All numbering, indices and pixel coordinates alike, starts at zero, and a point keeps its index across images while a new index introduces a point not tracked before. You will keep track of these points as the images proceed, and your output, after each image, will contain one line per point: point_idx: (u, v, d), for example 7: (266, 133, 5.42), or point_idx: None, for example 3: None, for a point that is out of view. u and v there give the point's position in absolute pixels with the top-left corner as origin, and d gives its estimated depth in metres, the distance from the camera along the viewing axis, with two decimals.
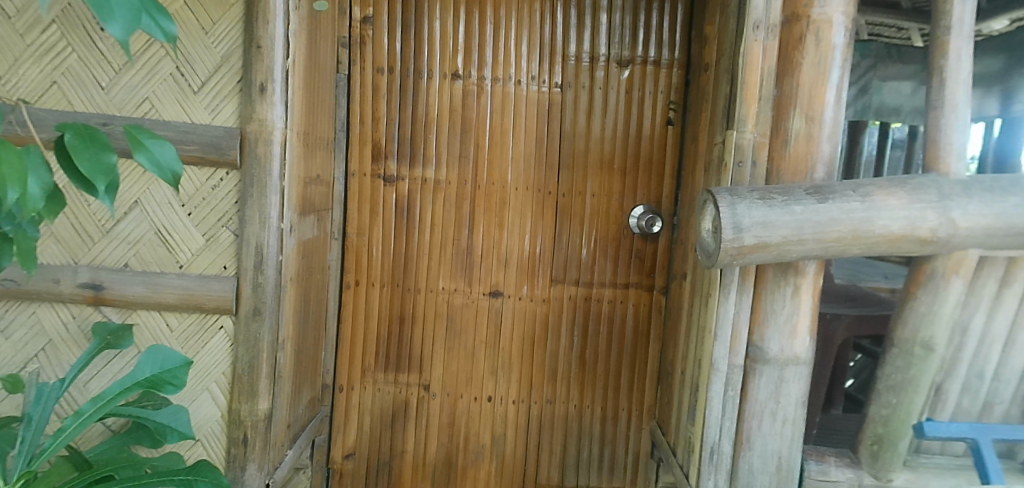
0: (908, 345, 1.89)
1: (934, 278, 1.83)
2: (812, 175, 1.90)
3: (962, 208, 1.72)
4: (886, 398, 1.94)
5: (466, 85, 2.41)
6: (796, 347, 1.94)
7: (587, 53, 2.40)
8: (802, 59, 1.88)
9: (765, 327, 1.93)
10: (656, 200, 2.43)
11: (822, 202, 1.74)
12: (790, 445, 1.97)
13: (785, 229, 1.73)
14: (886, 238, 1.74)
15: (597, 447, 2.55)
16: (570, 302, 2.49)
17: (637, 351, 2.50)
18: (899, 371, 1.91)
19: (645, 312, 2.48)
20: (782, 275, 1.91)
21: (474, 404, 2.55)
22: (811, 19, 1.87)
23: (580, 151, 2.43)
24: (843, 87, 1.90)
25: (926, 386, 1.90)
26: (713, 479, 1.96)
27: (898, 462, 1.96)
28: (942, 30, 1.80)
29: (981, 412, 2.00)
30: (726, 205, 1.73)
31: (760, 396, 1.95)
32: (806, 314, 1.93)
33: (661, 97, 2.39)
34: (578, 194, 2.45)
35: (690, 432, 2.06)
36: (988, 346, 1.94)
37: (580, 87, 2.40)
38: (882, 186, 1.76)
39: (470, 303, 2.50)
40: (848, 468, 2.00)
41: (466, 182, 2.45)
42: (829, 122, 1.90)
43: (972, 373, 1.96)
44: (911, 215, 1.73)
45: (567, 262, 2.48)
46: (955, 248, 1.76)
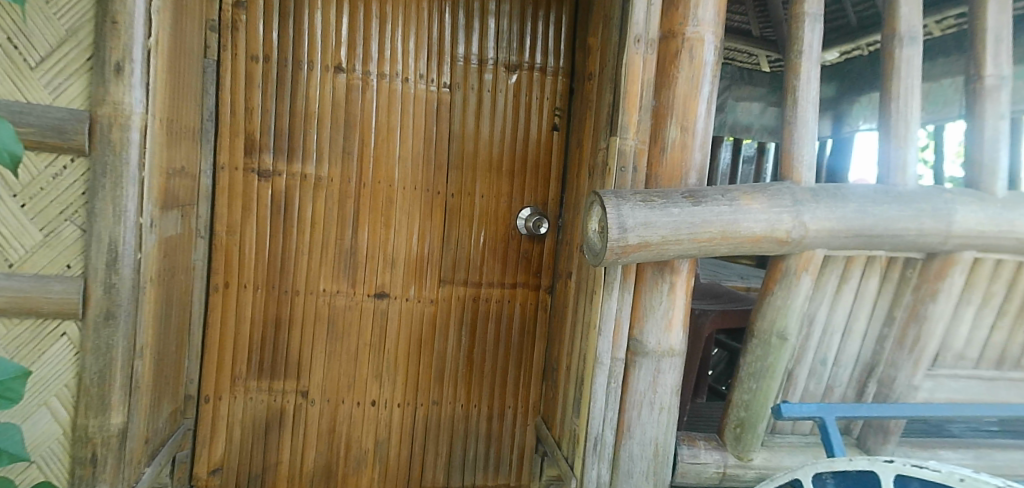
0: (766, 335, 2.12)
1: (787, 275, 2.07)
2: (686, 181, 2.07)
3: (810, 213, 1.97)
4: (747, 384, 2.15)
5: (350, 79, 2.30)
6: (672, 339, 2.10)
7: (476, 56, 2.39)
8: (678, 74, 2.04)
9: (643, 322, 2.08)
10: (542, 203, 2.49)
11: (696, 205, 1.90)
12: (666, 432, 2.11)
13: (664, 230, 1.86)
14: (749, 238, 1.95)
15: (482, 446, 2.55)
16: (458, 302, 2.47)
17: (523, 349, 2.53)
18: (759, 359, 2.13)
19: (531, 311, 2.52)
20: (660, 273, 2.07)
21: (357, 409, 2.44)
22: (685, 37, 2.03)
23: (469, 152, 2.42)
24: (712, 101, 2.09)
25: (780, 372, 2.14)
26: (597, 469, 2.05)
27: (757, 442, 2.18)
28: (794, 55, 2.05)
29: (823, 393, 2.30)
30: (612, 207, 1.83)
31: (640, 387, 2.09)
32: (680, 309, 2.10)
33: (547, 104, 2.46)
34: (467, 195, 2.43)
35: (575, 424, 2.14)
36: (829, 335, 2.23)
37: (469, 88, 2.39)
38: (747, 192, 1.96)
39: (353, 305, 2.39)
40: (714, 450, 2.20)
41: (350, 179, 2.33)
42: (700, 133, 2.08)
43: (816, 359, 2.25)
44: (771, 218, 1.94)
45: (455, 262, 2.46)
46: (804, 248, 2.00)
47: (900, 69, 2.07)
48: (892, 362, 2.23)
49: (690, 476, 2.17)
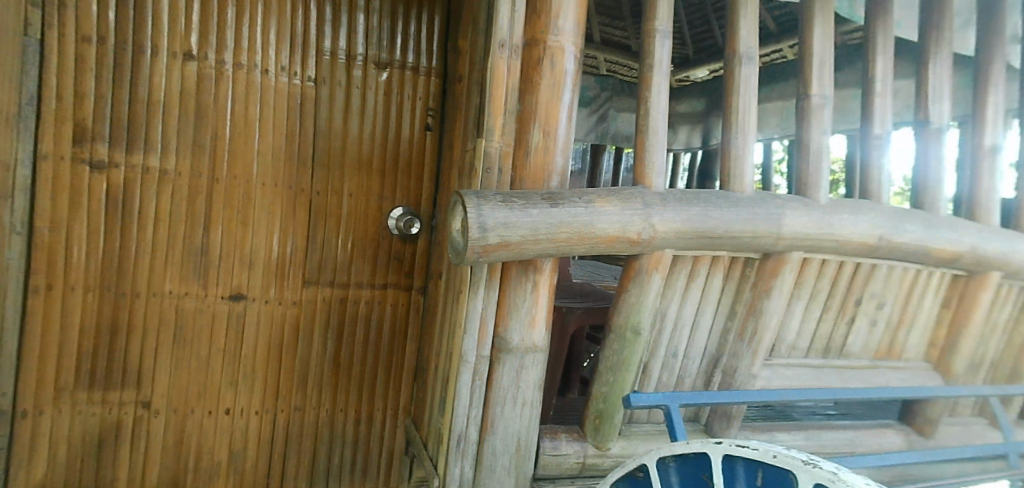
0: (621, 330, 2.25)
1: (640, 273, 2.21)
2: (548, 184, 2.15)
3: (659, 215, 2.11)
4: (606, 377, 2.27)
5: (202, 67, 2.15)
6: (535, 336, 2.17)
7: (344, 51, 2.34)
8: (541, 80, 2.12)
9: (508, 320, 2.14)
10: (415, 203, 2.46)
11: (554, 206, 1.98)
12: (528, 426, 2.17)
13: (524, 230, 1.92)
14: (604, 239, 2.06)
15: (349, 451, 2.47)
16: (324, 304, 2.38)
17: (394, 351, 2.49)
18: (615, 353, 2.26)
19: (403, 312, 2.49)
20: (524, 273, 2.14)
21: (208, 419, 2.28)
22: (547, 45, 2.11)
23: (336, 150, 2.34)
24: (574, 108, 2.18)
25: (635, 364, 2.28)
26: (460, 466, 2.09)
27: (614, 432, 2.29)
28: (648, 67, 2.18)
29: (676, 383, 2.47)
30: (473, 207, 1.85)
31: (504, 382, 2.14)
32: (543, 307, 2.18)
33: (420, 104, 2.45)
34: (334, 193, 2.36)
35: (440, 423, 2.15)
36: (680, 330, 2.40)
37: (336, 84, 2.33)
38: (602, 195, 2.07)
39: (205, 308, 2.24)
40: (575, 442, 2.29)
41: (201, 174, 2.18)
42: (562, 138, 2.17)
43: (669, 352, 2.41)
44: (623, 220, 2.07)
45: (321, 263, 2.37)
46: (654, 248, 2.15)
47: (738, 86, 2.28)
48: (735, 353, 2.44)
49: (551, 468, 2.25)
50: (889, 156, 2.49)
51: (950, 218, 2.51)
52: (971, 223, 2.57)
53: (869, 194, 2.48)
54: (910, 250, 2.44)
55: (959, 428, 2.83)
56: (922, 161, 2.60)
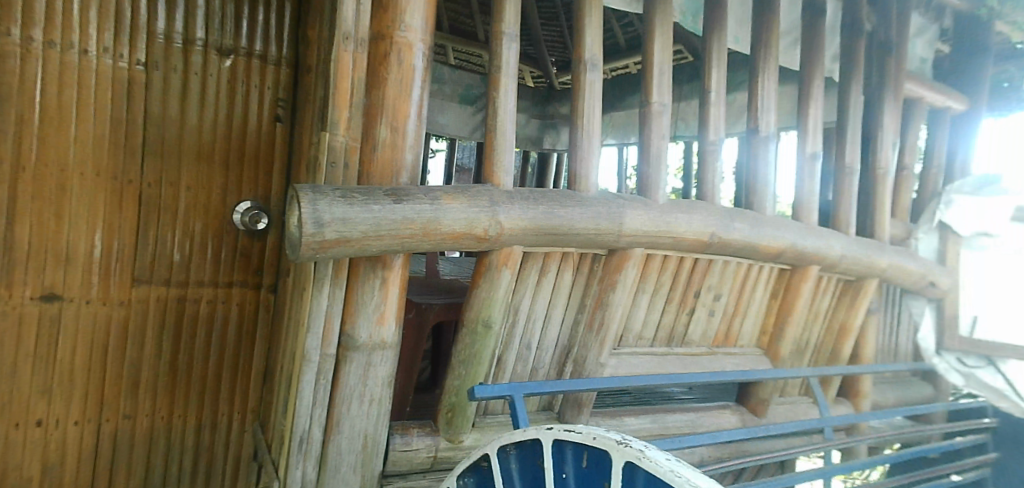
0: (473, 324, 2.30)
1: (490, 269, 2.27)
2: (397, 180, 2.14)
3: (505, 212, 2.17)
4: (457, 371, 2.32)
5: (4, 43, 1.95)
6: (384, 333, 2.15)
7: (181, 35, 2.21)
8: (388, 75, 2.11)
9: (355, 317, 2.10)
10: (264, 197, 2.37)
11: (398, 202, 1.97)
12: (376, 424, 2.16)
13: (365, 226, 1.90)
14: (450, 235, 2.09)
15: (189, 459, 2.36)
16: (158, 305, 2.25)
17: (240, 352, 2.41)
18: (467, 346, 2.31)
19: (251, 311, 2.41)
20: (373, 268, 2.11)
21: (14, 432, 2.06)
22: (394, 40, 2.10)
23: (171, 140, 2.21)
24: (423, 105, 2.19)
25: (486, 357, 2.34)
26: (302, 468, 2.06)
27: (467, 424, 2.34)
28: (496, 68, 2.24)
29: (530, 374, 2.56)
30: (308, 202, 1.80)
31: (350, 381, 2.11)
32: (392, 303, 2.17)
33: (269, 94, 2.37)
34: (169, 185, 2.22)
35: (282, 425, 2.11)
36: (532, 322, 2.50)
37: (171, 70, 2.19)
38: (448, 192, 2.09)
39: (9, 310, 2.02)
40: (427, 436, 2.31)
41: (4, 162, 1.97)
42: (411, 134, 2.16)
43: (522, 345, 2.50)
44: (470, 217, 2.11)
45: (154, 261, 2.23)
46: (502, 244, 2.21)
47: (585, 92, 2.42)
48: (584, 343, 2.59)
49: (403, 464, 2.25)
50: (722, 160, 2.73)
51: (773, 217, 2.82)
52: (791, 221, 2.90)
53: (705, 195, 2.71)
54: (739, 246, 2.72)
55: (788, 406, 3.14)
56: (753, 164, 2.86)
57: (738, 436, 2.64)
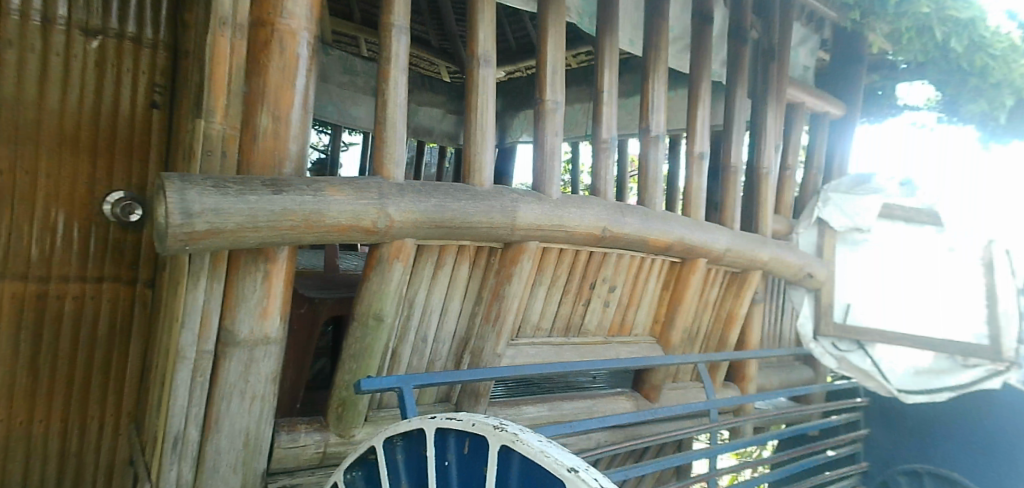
0: (364, 317, 2.28)
1: (381, 262, 2.25)
2: (280, 170, 2.07)
3: (394, 205, 2.17)
4: (348, 365, 2.30)
5: None
6: (267, 328, 2.08)
7: (41, 12, 2.16)
8: (269, 63, 2.04)
9: (235, 311, 2.03)
10: (137, 187, 2.36)
11: (277, 193, 1.92)
12: (259, 421, 2.11)
13: (240, 217, 1.83)
14: (336, 228, 2.06)
15: (54, 463, 2.30)
16: (14, 298, 2.19)
17: (113, 348, 2.38)
18: (358, 340, 2.29)
19: (124, 306, 2.39)
20: (254, 261, 2.03)
21: None
22: (276, 27, 2.04)
23: (28, 123, 2.16)
24: (308, 95, 2.15)
25: (378, 350, 2.33)
26: (177, 469, 1.99)
27: (359, 419, 2.34)
28: (385, 60, 2.23)
29: (427, 366, 2.57)
30: (174, 191, 1.70)
31: (230, 378, 2.04)
32: (276, 297, 2.10)
33: (143, 79, 2.36)
34: (27, 172, 2.17)
35: (156, 425, 2.03)
36: (428, 315, 2.51)
37: (28, 49, 2.15)
38: (333, 183, 2.06)
39: None
40: (315, 432, 2.30)
41: None
42: (296, 123, 2.11)
43: (418, 337, 2.50)
44: (356, 209, 2.09)
45: (10, 253, 2.17)
46: (392, 237, 2.20)
47: (478, 87, 2.46)
48: (481, 335, 2.64)
49: (289, 460, 2.22)
50: (615, 157, 2.89)
51: (663, 212, 3.04)
52: (679, 216, 3.12)
53: (597, 191, 2.86)
54: (630, 239, 2.90)
55: (680, 390, 3.38)
56: (644, 161, 3.06)
57: (625, 420, 2.79)
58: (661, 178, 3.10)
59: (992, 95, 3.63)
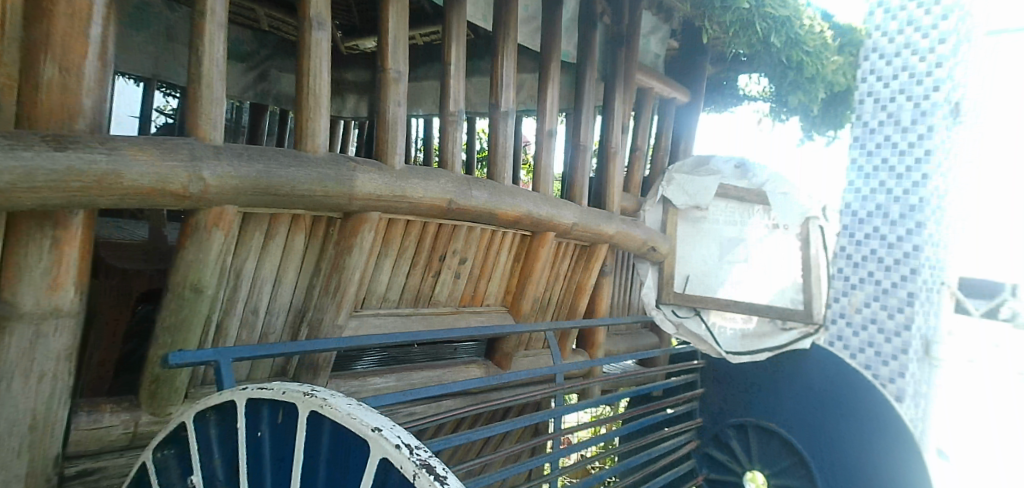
0: (180, 289, 2.15)
1: (198, 230, 2.11)
2: (71, 126, 1.85)
3: (210, 169, 2.02)
4: (162, 340, 2.19)
5: None
6: (57, 300, 1.89)
7: None
8: (54, 7, 1.81)
9: (15, 283, 1.81)
10: None
11: (59, 150, 1.70)
12: (49, 402, 1.94)
13: (10, 176, 1.60)
14: (137, 191, 1.87)
15: None
16: None
17: None
18: (174, 313, 2.17)
19: None
20: (40, 226, 1.81)
21: None
22: None
23: None
24: (106, 46, 1.95)
25: (198, 324, 2.23)
26: None
27: (177, 397, 2.27)
28: (198, 14, 2.08)
29: (259, 339, 2.53)
30: None
31: (11, 357, 1.83)
32: (69, 266, 1.90)
33: None
34: None
35: None
36: (259, 286, 2.45)
37: None
38: (135, 143, 1.86)
39: None
40: (124, 412, 2.21)
41: None
42: (91, 76, 1.90)
43: (247, 309, 2.44)
44: (162, 171, 1.90)
45: None
46: (209, 203, 2.07)
47: (311, 50, 2.37)
48: (319, 306, 2.60)
49: (92, 441, 2.11)
50: (462, 130, 2.93)
51: (514, 186, 3.15)
52: (528, 192, 3.25)
53: (443, 162, 2.88)
54: (477, 212, 2.95)
55: (531, 357, 3.75)
56: (496, 136, 3.14)
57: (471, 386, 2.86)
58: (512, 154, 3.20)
59: (809, 87, 4.14)
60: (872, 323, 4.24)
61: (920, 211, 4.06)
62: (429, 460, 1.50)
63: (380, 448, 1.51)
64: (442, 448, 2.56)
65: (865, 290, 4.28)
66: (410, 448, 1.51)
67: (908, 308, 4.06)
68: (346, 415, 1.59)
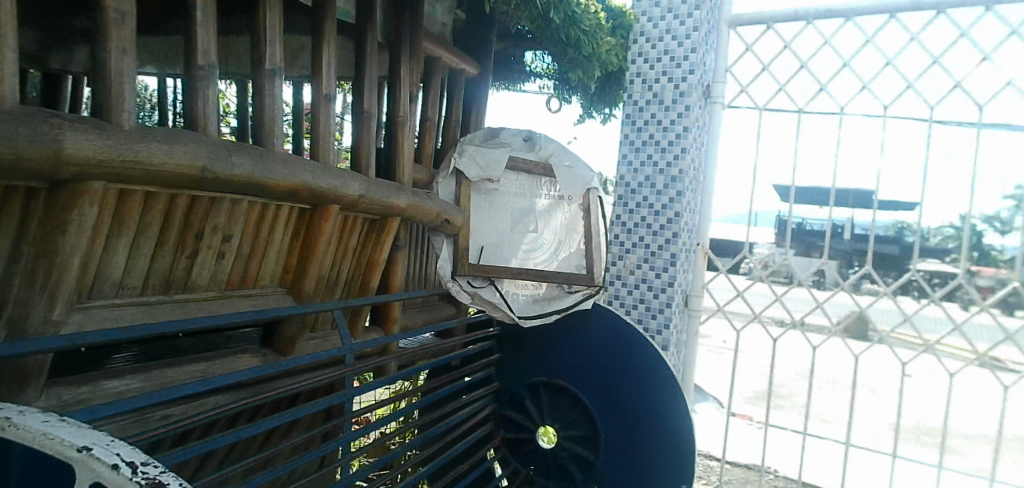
0: None
1: None
2: None
3: None
4: None
5: None
6: None
7: None
8: None
9: None
10: None
11: None
12: None
13: None
14: None
15: None
16: None
17: None
18: None
19: None
20: None
21: None
22: None
23: None
24: None
25: None
26: None
27: None
28: None
29: None
30: None
31: None
32: None
33: None
34: None
35: None
36: None
37: None
38: None
39: None
40: None
41: None
42: None
43: None
44: None
45: None
46: None
47: None
48: (25, 299, 2.09)
49: None
50: (216, 88, 2.57)
51: (285, 151, 2.87)
52: (305, 161, 2.95)
53: (195, 126, 2.50)
54: (242, 183, 2.57)
55: (319, 340, 3.68)
56: (261, 98, 2.85)
57: (246, 378, 2.51)
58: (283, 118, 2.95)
59: (586, 65, 4.49)
60: (642, 282, 4.77)
61: (681, 181, 4.61)
62: (159, 478, 1.28)
63: (90, 472, 1.22)
64: (199, 453, 2.15)
65: (637, 254, 4.79)
66: (134, 466, 1.26)
67: (672, 267, 4.64)
68: (40, 435, 1.25)
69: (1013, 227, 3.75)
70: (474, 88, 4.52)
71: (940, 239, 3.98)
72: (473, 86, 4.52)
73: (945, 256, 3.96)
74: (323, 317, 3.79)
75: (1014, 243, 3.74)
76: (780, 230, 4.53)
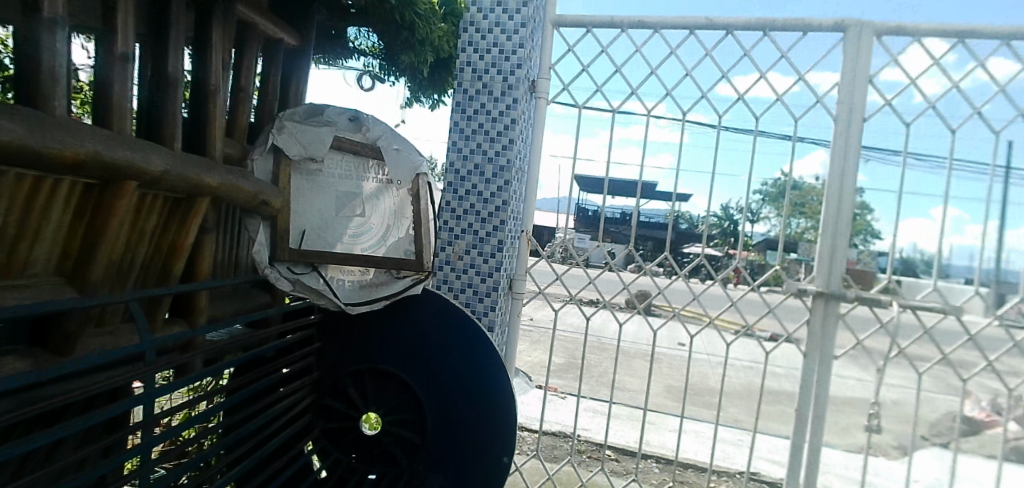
0: None
1: None
2: None
3: None
4: None
5: None
6: None
7: None
8: None
9: None
10: None
11: None
12: None
13: None
14: None
15: None
16: None
17: None
18: None
19: None
20: None
21: None
22: None
23: None
24: None
25: None
26: None
27: None
28: None
29: None
30: None
31: None
32: None
33: None
34: None
35: None
36: None
37: None
38: None
39: None
40: None
41: None
42: None
43: None
44: None
45: None
46: None
47: None
48: None
49: None
50: None
51: (70, 118, 2.46)
52: (94, 128, 2.52)
53: None
54: (12, 154, 2.14)
55: (106, 336, 3.20)
56: (36, 52, 2.40)
57: (23, 383, 2.18)
58: (65, 78, 2.56)
59: (419, 49, 4.53)
60: (471, 268, 4.88)
61: (508, 171, 4.79)
62: None
63: None
64: None
65: (466, 240, 4.88)
66: None
67: (499, 253, 4.82)
68: None
69: (760, 216, 4.47)
70: (293, 60, 4.28)
71: (706, 226, 4.55)
72: (293, 59, 4.27)
73: (711, 241, 4.57)
74: (111, 310, 3.30)
75: (761, 230, 4.48)
76: (585, 217, 4.88)
